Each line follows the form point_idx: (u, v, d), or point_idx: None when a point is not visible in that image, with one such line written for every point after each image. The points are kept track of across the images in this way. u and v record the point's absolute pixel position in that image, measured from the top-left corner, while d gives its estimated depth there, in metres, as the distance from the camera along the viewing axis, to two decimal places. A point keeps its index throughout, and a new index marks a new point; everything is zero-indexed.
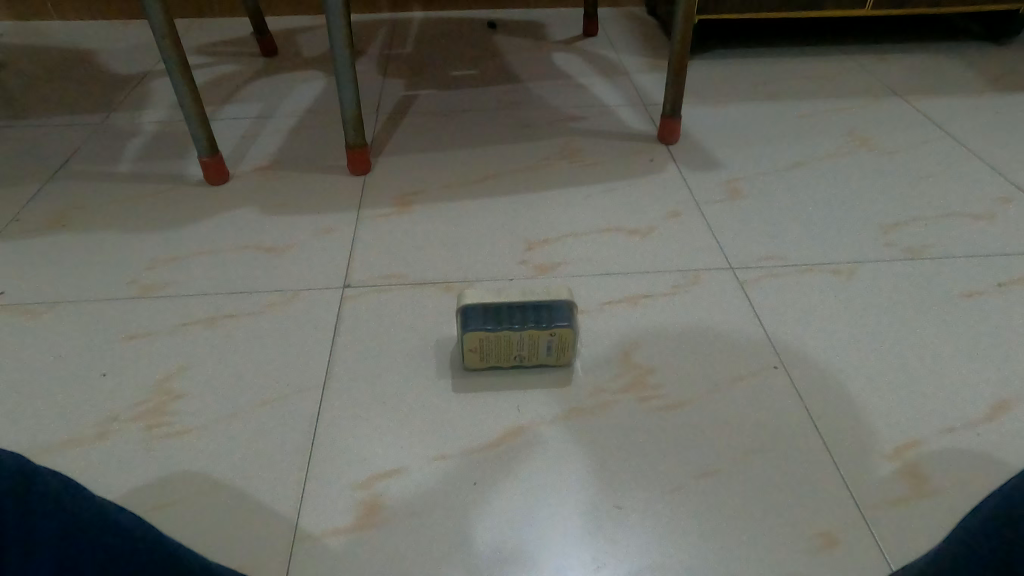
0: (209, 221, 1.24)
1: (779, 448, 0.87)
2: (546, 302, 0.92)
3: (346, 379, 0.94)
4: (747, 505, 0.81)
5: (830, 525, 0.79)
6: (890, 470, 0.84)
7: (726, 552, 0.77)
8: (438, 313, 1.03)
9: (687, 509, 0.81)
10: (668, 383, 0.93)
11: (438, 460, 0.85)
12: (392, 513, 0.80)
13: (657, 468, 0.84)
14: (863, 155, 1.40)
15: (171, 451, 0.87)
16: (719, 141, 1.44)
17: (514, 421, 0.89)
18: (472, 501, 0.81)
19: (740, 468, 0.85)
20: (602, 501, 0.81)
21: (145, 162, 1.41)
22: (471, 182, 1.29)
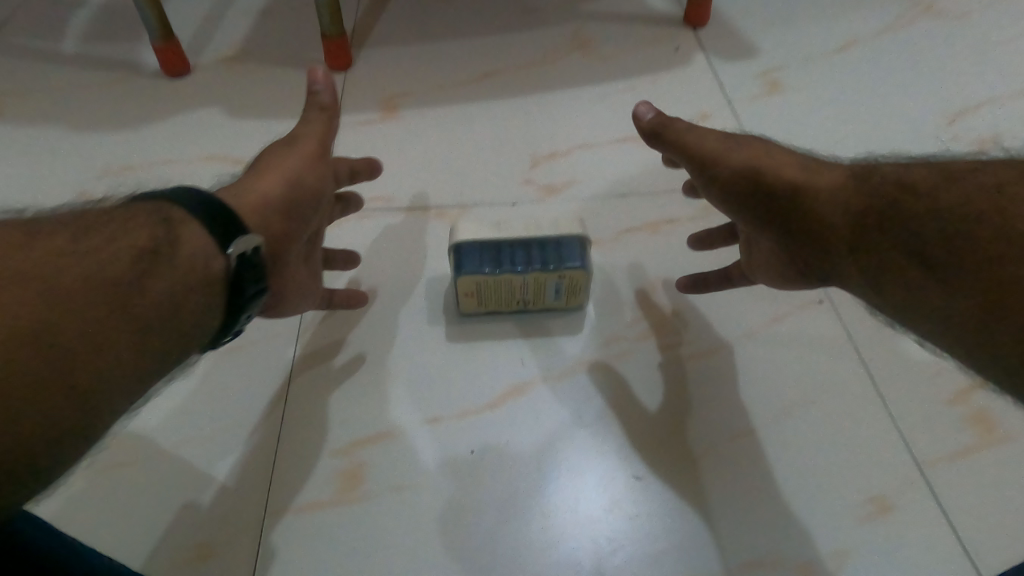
0: (172, 125, 1.08)
1: (826, 398, 0.75)
2: (554, 237, 0.75)
3: (326, 322, 0.82)
4: (790, 466, 0.71)
5: (884, 489, 0.70)
6: (954, 417, 0.74)
7: (763, 527, 0.68)
8: (431, 244, 0.90)
9: (720, 476, 0.71)
10: (698, 326, 0.81)
11: (429, 425, 0.74)
12: (382, 485, 0.71)
13: (684, 428, 0.74)
14: (928, 24, 1.18)
15: None
16: (757, 15, 1.21)
17: (516, 375, 0.77)
18: (466, 476, 0.71)
19: (781, 424, 0.74)
20: (614, 475, 0.71)
21: (90, 45, 1.20)
22: (467, 81, 1.11)
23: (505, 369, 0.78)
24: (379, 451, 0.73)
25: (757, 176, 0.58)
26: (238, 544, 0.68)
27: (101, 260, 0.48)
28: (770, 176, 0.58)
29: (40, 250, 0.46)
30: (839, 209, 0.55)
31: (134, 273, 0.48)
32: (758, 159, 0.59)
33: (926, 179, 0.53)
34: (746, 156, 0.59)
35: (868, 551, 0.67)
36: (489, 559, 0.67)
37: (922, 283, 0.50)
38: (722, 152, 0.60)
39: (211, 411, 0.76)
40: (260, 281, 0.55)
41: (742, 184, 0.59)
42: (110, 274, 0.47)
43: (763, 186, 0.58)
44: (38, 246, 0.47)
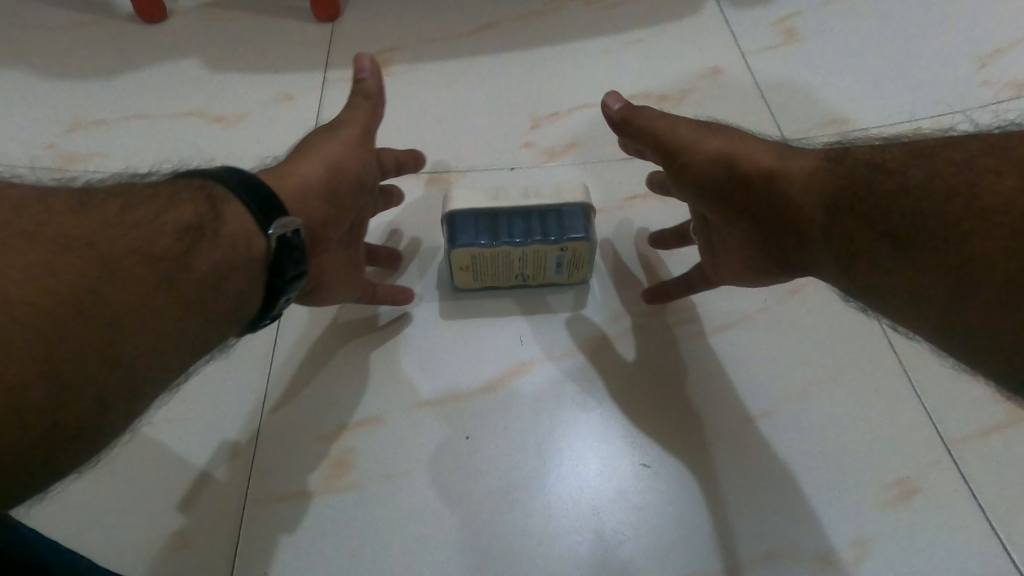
0: (133, 65, 0.96)
1: (844, 380, 0.71)
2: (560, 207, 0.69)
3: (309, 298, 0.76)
4: (806, 453, 0.67)
5: (908, 471, 0.66)
6: (985, 391, 0.69)
7: (782, 513, 0.64)
8: (419, 214, 0.83)
9: (734, 459, 0.67)
10: (704, 300, 0.76)
11: (425, 407, 0.70)
12: (375, 471, 0.67)
13: (694, 411, 0.69)
14: None
15: None
16: None
17: (516, 356, 0.73)
18: (459, 464, 0.67)
19: (799, 404, 0.69)
20: (616, 461, 0.67)
21: None
22: (465, 30, 0.98)
23: (502, 347, 0.73)
24: (369, 435, 0.69)
25: (726, 162, 0.56)
26: (227, 534, 0.64)
27: (148, 231, 0.46)
28: (741, 162, 0.56)
29: (87, 218, 0.44)
30: (808, 192, 0.52)
31: (180, 246, 0.46)
32: (727, 146, 0.57)
33: (891, 155, 0.48)
34: (716, 144, 0.58)
35: (894, 536, 0.63)
36: (489, 555, 0.63)
37: (884, 260, 0.46)
38: (692, 138, 0.58)
39: (193, 394, 0.71)
40: (300, 262, 0.53)
41: (712, 170, 0.57)
42: (158, 245, 0.45)
43: (734, 170, 0.56)
44: (85, 212, 0.44)
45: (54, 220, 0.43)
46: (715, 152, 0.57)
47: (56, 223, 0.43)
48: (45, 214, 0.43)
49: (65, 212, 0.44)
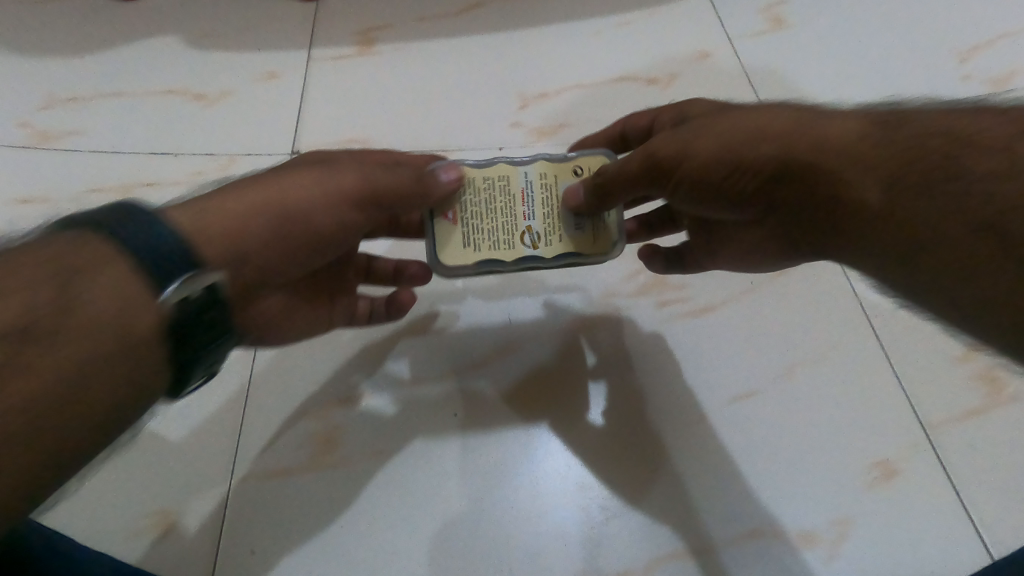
0: None
1: (797, 362, 0.51)
2: (637, 309, 0.54)
3: (109, 125, 0.62)
4: (860, 469, 0.47)
5: (889, 446, 0.47)
6: (940, 404, 0.49)
7: (788, 491, 0.46)
8: (255, 126, 0.62)
9: (843, 542, 0.45)
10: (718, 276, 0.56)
11: (409, 385, 0.51)
12: (362, 457, 0.49)
13: (711, 378, 0.51)
14: None
15: (49, 162, 0.60)
16: None
17: (492, 331, 0.53)
18: (470, 449, 0.49)
19: (936, 449, 0.47)
20: (764, 496, 0.46)
21: None
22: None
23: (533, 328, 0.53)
24: (365, 423, 0.50)
25: (742, 157, 0.35)
26: (211, 530, 0.46)
27: (280, 310, 0.43)
28: (798, 166, 0.34)
29: (286, 255, 0.39)
30: (865, 181, 0.33)
31: (293, 331, 0.45)
32: (737, 130, 0.36)
33: (968, 128, 0.32)
34: (749, 134, 0.35)
35: (901, 530, 0.45)
36: None
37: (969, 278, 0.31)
38: (688, 136, 0.37)
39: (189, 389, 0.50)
40: (216, 328, 0.32)
41: (707, 171, 0.36)
42: (279, 328, 0.44)
43: (750, 174, 0.36)
44: (310, 245, 0.39)
45: (291, 249, 0.39)
46: (774, 159, 0.35)
47: (264, 249, 0.37)
48: (302, 241, 0.39)
49: (341, 232, 0.40)
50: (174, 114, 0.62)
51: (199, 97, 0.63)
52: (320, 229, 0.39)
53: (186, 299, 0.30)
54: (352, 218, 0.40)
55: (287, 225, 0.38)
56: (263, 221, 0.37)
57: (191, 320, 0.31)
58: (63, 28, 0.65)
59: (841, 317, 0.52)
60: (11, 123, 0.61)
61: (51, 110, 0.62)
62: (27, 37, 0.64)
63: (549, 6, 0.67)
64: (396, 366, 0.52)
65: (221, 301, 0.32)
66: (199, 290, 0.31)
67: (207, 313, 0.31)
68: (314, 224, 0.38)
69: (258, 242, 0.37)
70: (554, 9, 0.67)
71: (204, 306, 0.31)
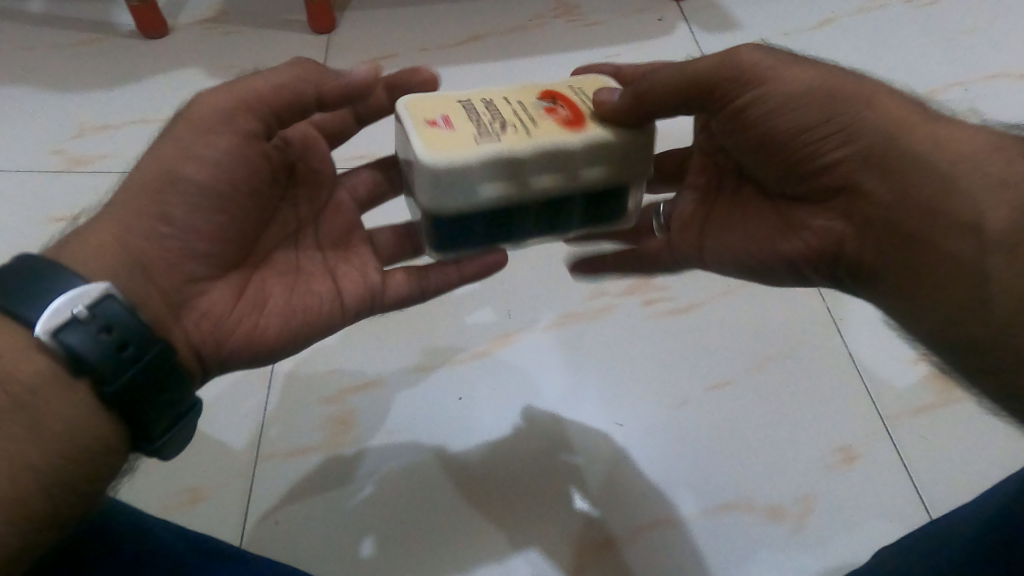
0: (85, 25, 0.74)
1: (767, 363, 0.58)
2: (622, 317, 0.61)
3: (131, 144, 0.65)
4: (824, 453, 0.53)
5: (849, 434, 0.54)
6: (894, 399, 0.55)
7: (761, 472, 0.52)
8: None
9: (807, 516, 0.50)
10: (696, 288, 0.62)
11: (420, 372, 0.58)
12: (377, 434, 0.55)
13: (691, 376, 0.57)
14: None
15: (71, 177, 0.63)
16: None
17: (497, 333, 0.60)
18: (472, 426, 0.55)
19: (890, 436, 0.53)
20: (738, 476, 0.52)
21: None
22: (494, 30, 0.76)
23: (530, 325, 0.61)
24: (375, 406, 0.56)
25: (846, 115, 0.35)
26: (237, 499, 0.51)
27: (241, 305, 0.39)
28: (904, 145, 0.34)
29: (182, 227, 0.37)
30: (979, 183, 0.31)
31: (277, 326, 0.39)
32: (846, 94, 0.35)
33: None
34: (866, 101, 0.35)
35: (859, 504, 0.51)
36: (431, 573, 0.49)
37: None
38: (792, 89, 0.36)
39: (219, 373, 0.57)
40: (119, 346, 0.30)
41: (806, 123, 0.36)
42: (253, 327, 0.39)
43: (852, 138, 0.35)
44: (197, 204, 0.37)
45: (180, 219, 0.36)
46: (881, 131, 0.34)
47: (146, 240, 0.36)
48: (184, 202, 0.37)
49: (230, 171, 0.38)
50: None
51: None
52: (193, 180, 0.37)
53: (71, 325, 0.29)
54: (224, 151, 0.37)
55: (159, 197, 0.36)
56: (137, 211, 0.36)
57: (85, 343, 0.29)
58: (98, 63, 0.71)
59: (806, 323, 0.60)
60: (47, 151, 0.65)
61: (81, 138, 0.66)
62: (65, 72, 0.70)
63: (546, 45, 0.74)
64: (408, 363, 0.58)
65: (111, 313, 0.30)
66: (85, 315, 0.30)
67: (104, 335, 0.30)
68: (184, 178, 0.37)
69: (140, 228, 0.36)
70: (550, 49, 0.74)
71: (94, 327, 0.30)
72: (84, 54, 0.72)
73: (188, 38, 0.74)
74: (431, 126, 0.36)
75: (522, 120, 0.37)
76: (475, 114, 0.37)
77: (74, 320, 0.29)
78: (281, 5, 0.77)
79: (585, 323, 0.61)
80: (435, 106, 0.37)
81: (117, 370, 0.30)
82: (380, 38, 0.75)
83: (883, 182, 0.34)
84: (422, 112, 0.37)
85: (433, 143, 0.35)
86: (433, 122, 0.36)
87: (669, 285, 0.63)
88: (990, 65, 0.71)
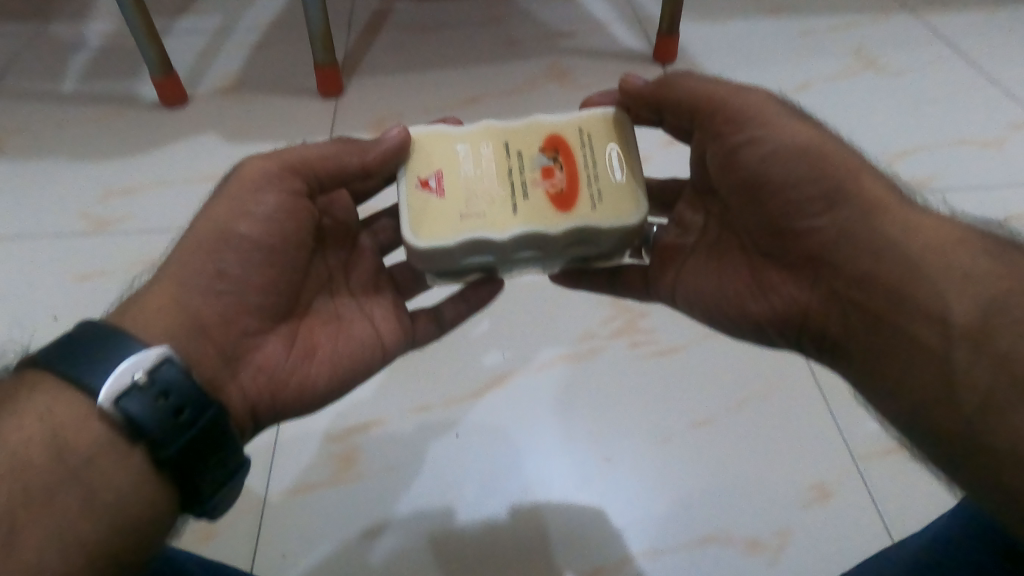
0: (114, 95, 0.81)
1: (747, 403, 0.61)
2: (611, 359, 0.65)
3: (153, 205, 0.71)
4: (800, 488, 0.56)
5: (824, 472, 0.56)
6: (868, 438, 0.58)
7: (740, 508, 0.55)
8: None
9: (785, 549, 0.53)
10: (681, 329, 0.66)
11: (418, 411, 0.61)
12: (376, 472, 0.58)
13: (674, 413, 0.61)
14: (978, 36, 0.87)
15: (97, 241, 0.67)
16: (780, 42, 0.86)
17: (491, 371, 0.64)
18: (468, 459, 0.58)
19: (860, 472, 0.56)
20: (718, 511, 0.55)
21: (63, 61, 0.85)
22: (492, 93, 0.81)
23: (524, 367, 0.64)
24: (376, 444, 0.59)
25: (832, 184, 0.40)
26: (247, 535, 0.55)
27: (293, 356, 0.42)
28: (880, 222, 0.38)
29: (238, 282, 0.40)
30: (945, 274, 0.36)
31: (326, 378, 0.43)
32: (835, 160, 0.40)
33: None
34: (849, 174, 0.40)
35: (832, 538, 0.53)
36: None
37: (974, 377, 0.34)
38: (782, 160, 0.41)
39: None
40: (181, 412, 0.33)
41: (797, 187, 0.40)
42: (303, 379, 0.42)
43: (833, 207, 0.39)
44: (252, 258, 0.40)
45: (234, 276, 0.39)
46: (861, 208, 0.39)
47: (202, 297, 0.39)
48: (238, 259, 0.40)
49: (278, 229, 0.41)
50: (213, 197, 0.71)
51: None
52: (249, 236, 0.40)
53: (130, 392, 0.32)
54: (273, 206, 0.41)
55: (215, 253, 0.39)
56: (193, 269, 0.39)
57: (143, 408, 0.32)
58: (124, 132, 0.77)
59: (783, 362, 0.63)
60: (74, 212, 0.70)
61: (108, 202, 0.71)
62: (93, 139, 0.76)
63: (540, 106, 0.79)
64: (408, 401, 0.62)
65: (170, 379, 0.33)
66: (142, 381, 0.32)
67: (162, 398, 0.33)
68: (237, 234, 0.40)
69: (197, 286, 0.39)
70: (543, 109, 0.79)
71: (153, 391, 0.32)
72: (111, 122, 0.78)
73: (207, 106, 0.80)
74: (424, 188, 0.42)
75: (513, 193, 0.41)
76: (467, 175, 0.42)
77: (134, 388, 0.32)
78: (293, 74, 0.83)
79: (576, 364, 0.64)
80: (433, 157, 0.43)
81: (174, 431, 0.33)
82: (385, 101, 0.80)
83: (859, 251, 0.38)
84: (418, 167, 0.42)
85: (421, 216, 0.41)
86: (427, 185, 0.42)
87: (656, 328, 0.66)
88: (957, 127, 0.75)
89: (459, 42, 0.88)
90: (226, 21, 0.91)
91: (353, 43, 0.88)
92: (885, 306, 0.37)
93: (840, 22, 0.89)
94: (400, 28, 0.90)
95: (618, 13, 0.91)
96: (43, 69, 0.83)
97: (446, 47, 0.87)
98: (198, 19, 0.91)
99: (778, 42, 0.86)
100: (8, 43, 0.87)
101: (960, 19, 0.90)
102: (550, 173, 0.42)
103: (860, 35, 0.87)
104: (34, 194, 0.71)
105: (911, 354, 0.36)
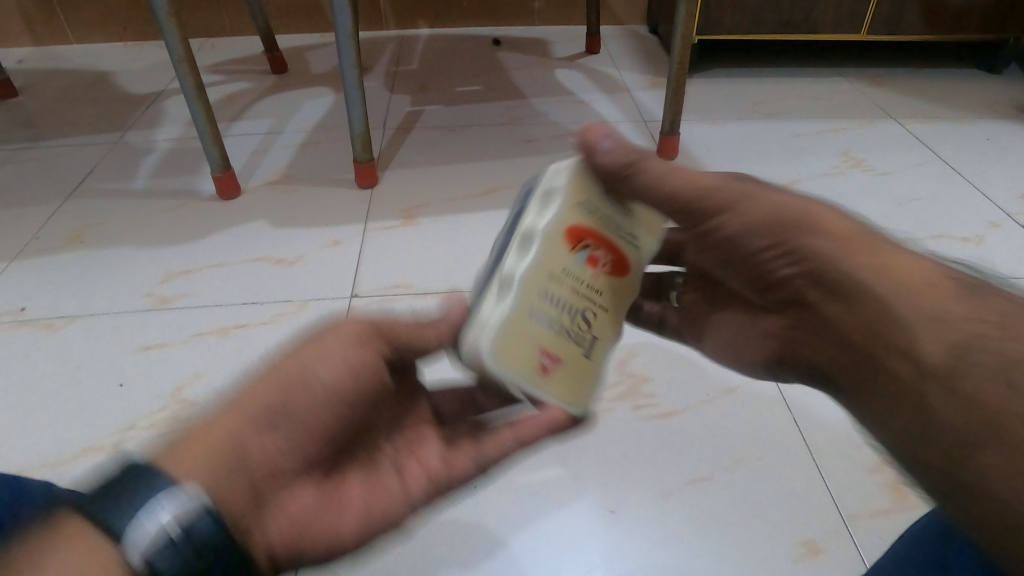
0: (176, 191, 0.91)
1: (742, 463, 0.64)
2: (615, 417, 0.69)
3: (201, 274, 0.77)
4: (792, 544, 0.58)
5: (816, 530, 0.59)
6: (857, 500, 0.61)
7: (736, 559, 0.57)
8: (309, 269, 0.77)
9: None
10: (680, 394, 0.71)
11: None
12: None
13: (673, 468, 0.64)
14: (956, 141, 0.96)
15: (139, 310, 0.72)
16: (772, 144, 0.95)
17: None
18: (484, 512, 0.61)
19: (849, 532, 0.58)
20: (714, 562, 0.57)
21: (138, 165, 0.97)
22: (510, 181, 0.90)
23: None
24: None
25: (791, 239, 0.40)
26: None
27: (323, 505, 0.38)
28: (847, 269, 0.38)
29: (301, 426, 0.36)
30: (916, 331, 0.35)
31: (354, 528, 0.38)
32: (795, 215, 0.40)
33: None
34: (809, 224, 0.40)
35: None
36: None
37: (946, 415, 0.33)
38: (742, 228, 0.42)
39: None
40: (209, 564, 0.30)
41: (751, 240, 0.42)
42: (330, 525, 0.37)
43: (796, 261, 0.40)
44: (322, 405, 0.36)
45: (296, 422, 0.36)
46: (826, 256, 0.39)
47: (260, 436, 0.35)
48: (307, 405, 0.36)
49: (356, 380, 0.37)
50: (262, 275, 0.77)
51: (280, 262, 0.78)
52: (330, 384, 0.36)
53: (163, 547, 0.28)
54: (357, 357, 0.37)
55: (287, 394, 0.35)
56: (260, 405, 0.35)
57: (178, 563, 0.29)
58: (184, 221, 0.86)
59: (777, 428, 0.67)
60: (130, 279, 0.77)
61: (169, 282, 0.76)
62: (155, 226, 0.85)
63: None
64: None
65: (203, 537, 0.30)
66: (179, 536, 0.29)
67: (194, 552, 0.29)
68: (317, 378, 0.36)
69: (256, 422, 0.35)
70: None
71: (189, 544, 0.29)
72: (172, 211, 0.88)
73: (256, 196, 0.89)
74: (545, 371, 0.40)
75: (583, 301, 0.41)
76: (553, 326, 0.40)
77: (171, 539, 0.28)
78: (333, 170, 0.94)
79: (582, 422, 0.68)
80: (529, 351, 0.39)
81: None
82: (415, 192, 0.89)
83: (830, 300, 0.39)
84: (524, 373, 0.39)
85: (569, 389, 0.41)
86: (546, 370, 0.40)
87: (656, 393, 0.71)
88: (939, 224, 0.79)
89: (481, 141, 0.98)
90: (279, 127, 1.03)
91: (389, 142, 0.99)
92: (862, 344, 0.37)
93: (828, 126, 0.99)
94: (432, 128, 1.02)
95: (626, 116, 1.04)
96: (120, 172, 0.95)
97: (470, 146, 0.97)
98: (252, 125, 1.04)
99: (768, 141, 0.95)
100: (94, 149, 1.01)
101: (939, 129, 0.99)
102: (594, 259, 0.42)
103: (845, 143, 0.95)
104: (98, 266, 0.79)
105: (888, 389, 0.36)
